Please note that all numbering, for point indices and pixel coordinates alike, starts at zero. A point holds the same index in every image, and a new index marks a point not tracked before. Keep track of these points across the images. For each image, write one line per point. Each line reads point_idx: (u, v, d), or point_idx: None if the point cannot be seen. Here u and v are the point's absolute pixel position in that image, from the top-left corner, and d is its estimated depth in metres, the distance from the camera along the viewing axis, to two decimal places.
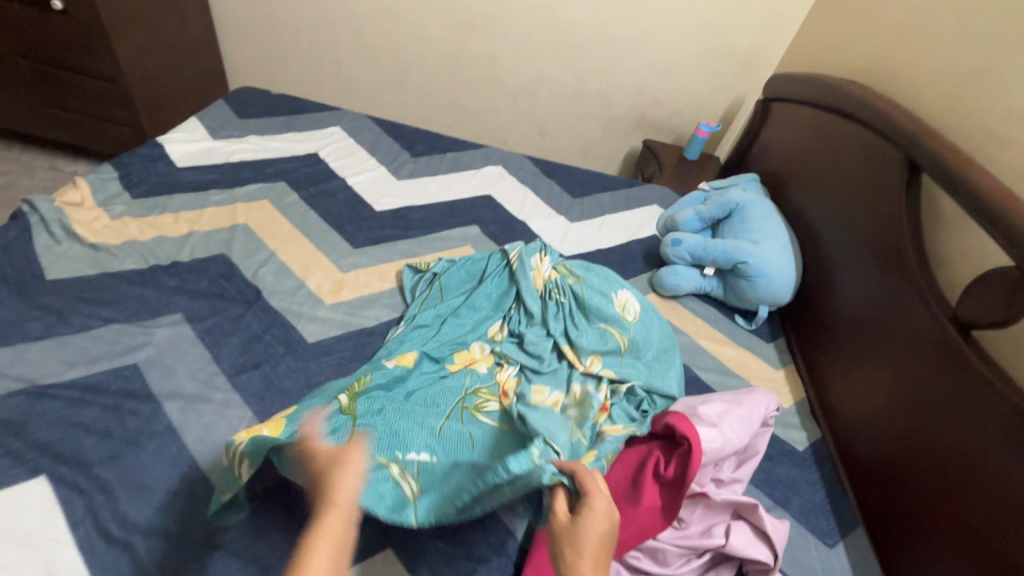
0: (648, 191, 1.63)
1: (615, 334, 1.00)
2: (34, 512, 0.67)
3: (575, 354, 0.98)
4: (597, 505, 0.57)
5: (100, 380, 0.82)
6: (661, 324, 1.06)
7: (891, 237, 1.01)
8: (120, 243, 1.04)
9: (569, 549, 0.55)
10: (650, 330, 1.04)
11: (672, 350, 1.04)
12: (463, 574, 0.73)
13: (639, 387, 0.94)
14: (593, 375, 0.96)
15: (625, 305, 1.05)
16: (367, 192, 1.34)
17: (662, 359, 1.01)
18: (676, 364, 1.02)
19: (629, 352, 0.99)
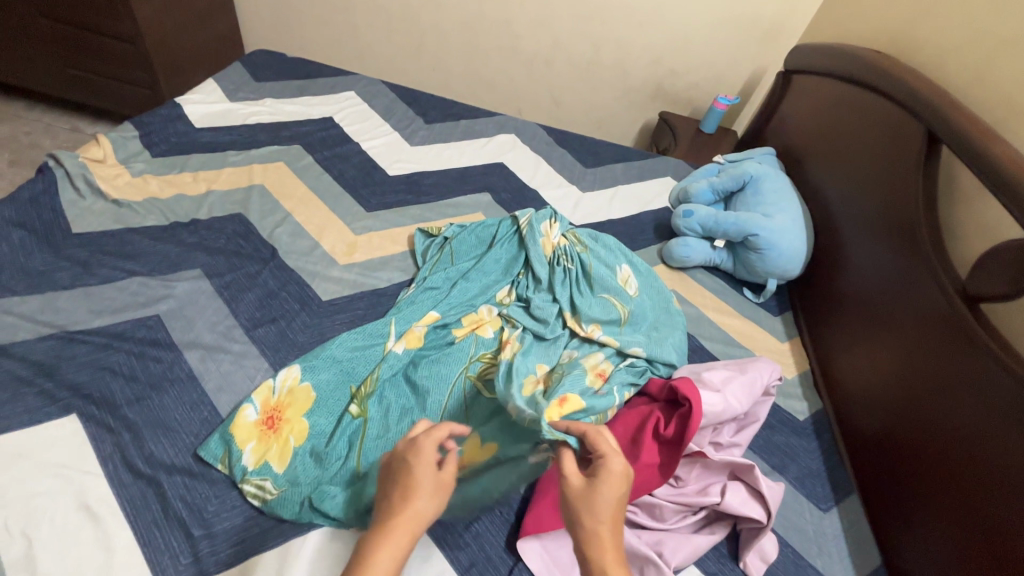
0: (662, 163, 1.61)
1: (616, 304, 1.01)
2: (66, 446, 0.72)
3: (576, 321, 0.99)
4: (613, 466, 0.60)
5: (125, 328, 0.86)
6: (667, 295, 1.09)
7: (905, 211, 1.00)
8: (142, 200, 1.07)
9: (584, 506, 0.57)
10: (650, 304, 1.06)
11: (678, 321, 1.05)
12: (467, 519, 0.77)
13: (638, 357, 0.95)
14: (594, 343, 0.97)
15: (630, 279, 1.08)
16: (381, 157, 1.35)
17: (666, 329, 1.03)
18: (681, 334, 1.03)
19: (629, 323, 1.01)
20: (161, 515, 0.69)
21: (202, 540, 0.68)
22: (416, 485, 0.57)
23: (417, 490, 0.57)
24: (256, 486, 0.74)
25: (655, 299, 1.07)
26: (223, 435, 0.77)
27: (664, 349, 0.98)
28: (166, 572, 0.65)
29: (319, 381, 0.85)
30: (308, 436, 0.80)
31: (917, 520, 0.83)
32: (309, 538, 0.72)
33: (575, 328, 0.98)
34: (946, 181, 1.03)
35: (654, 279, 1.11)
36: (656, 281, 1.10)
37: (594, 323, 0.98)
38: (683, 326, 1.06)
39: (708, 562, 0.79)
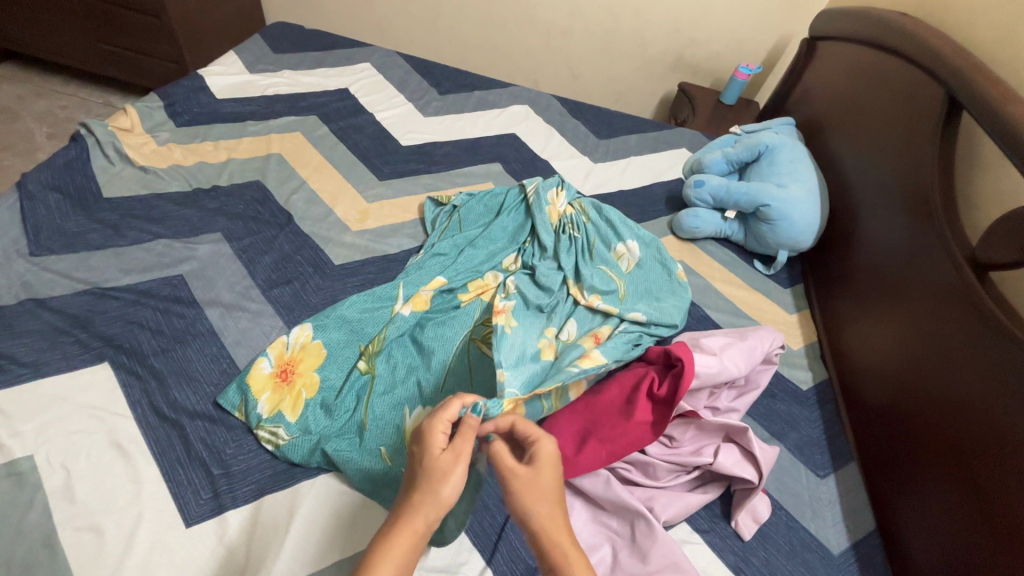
0: (678, 135, 1.59)
1: (614, 277, 1.04)
2: (99, 390, 0.78)
3: (579, 289, 1.00)
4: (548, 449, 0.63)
5: (151, 287, 0.92)
6: (671, 265, 1.08)
7: (922, 180, 0.98)
8: (166, 167, 1.12)
9: (528, 493, 0.60)
10: (651, 275, 1.07)
11: (681, 290, 1.04)
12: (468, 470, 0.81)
13: (636, 322, 0.96)
14: (594, 311, 0.98)
15: (633, 248, 1.08)
16: (395, 127, 1.38)
17: (667, 298, 1.03)
18: (683, 304, 1.03)
19: (628, 295, 1.02)
20: (184, 455, 0.75)
21: (220, 478, 0.74)
22: (427, 479, 0.58)
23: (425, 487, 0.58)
24: (270, 432, 0.79)
25: (657, 270, 1.07)
26: (240, 385, 0.82)
27: (662, 318, 0.98)
28: (188, 504, 0.71)
29: (329, 339, 0.89)
30: (320, 389, 0.85)
31: (916, 488, 0.83)
32: (319, 481, 0.77)
33: (577, 297, 0.99)
34: (967, 148, 1.00)
35: (660, 248, 1.10)
36: (661, 250, 1.09)
37: (595, 292, 1.00)
38: (687, 294, 1.05)
39: (700, 520, 0.81)
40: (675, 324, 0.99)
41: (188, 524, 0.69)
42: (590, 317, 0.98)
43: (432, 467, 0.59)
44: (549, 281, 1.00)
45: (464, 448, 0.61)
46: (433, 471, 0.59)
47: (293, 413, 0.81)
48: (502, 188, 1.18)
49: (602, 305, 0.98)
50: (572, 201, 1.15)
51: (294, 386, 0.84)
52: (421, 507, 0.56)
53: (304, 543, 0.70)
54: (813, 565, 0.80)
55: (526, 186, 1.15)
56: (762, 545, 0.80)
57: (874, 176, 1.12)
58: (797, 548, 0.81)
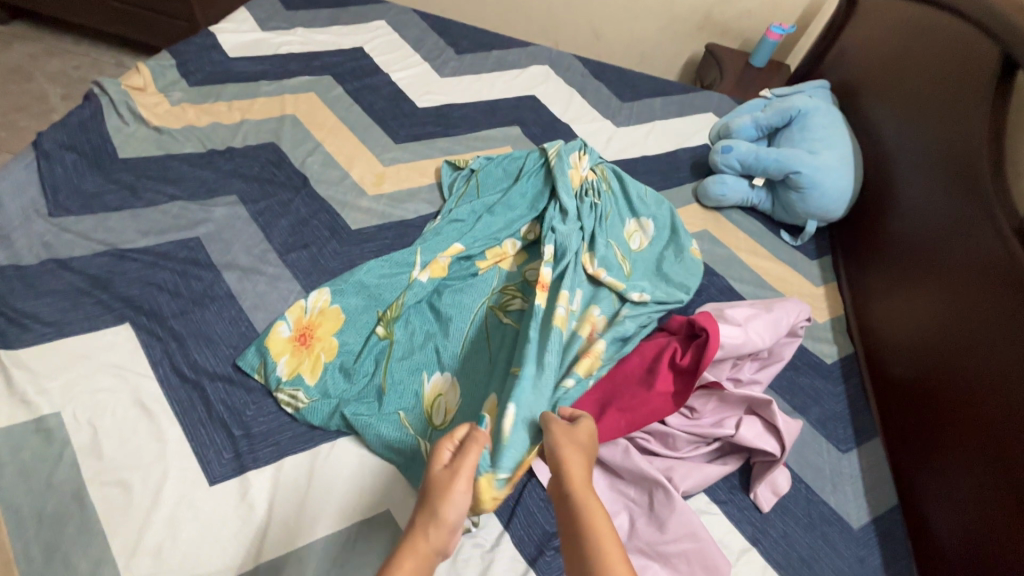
0: (704, 99, 1.53)
1: (619, 253, 1.01)
2: (122, 350, 0.79)
3: (590, 259, 0.96)
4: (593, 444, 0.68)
5: (169, 249, 0.91)
6: (686, 241, 1.06)
7: (971, 147, 0.92)
8: (180, 128, 1.10)
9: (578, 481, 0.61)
10: (663, 251, 1.05)
11: (694, 269, 1.02)
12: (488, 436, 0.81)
13: (643, 300, 0.93)
14: (600, 283, 0.94)
15: (649, 225, 1.07)
16: (411, 88, 1.34)
17: (677, 277, 1.00)
18: (693, 282, 1.00)
19: (633, 272, 1.00)
20: (206, 415, 0.76)
21: (241, 439, 0.75)
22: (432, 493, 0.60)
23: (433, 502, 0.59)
24: (289, 394, 0.79)
25: (669, 249, 1.05)
26: (259, 347, 0.82)
27: (668, 300, 0.96)
28: (211, 463, 0.72)
29: (348, 304, 0.88)
30: (338, 354, 0.85)
31: (942, 466, 0.81)
32: (339, 444, 0.78)
33: (586, 265, 0.95)
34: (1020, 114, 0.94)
35: (678, 224, 1.08)
36: (677, 227, 1.08)
37: (603, 265, 0.96)
38: (699, 273, 1.02)
39: (719, 491, 0.81)
40: (678, 303, 0.96)
41: (211, 483, 0.70)
42: (594, 289, 0.94)
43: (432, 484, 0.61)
44: (565, 251, 0.94)
45: (461, 465, 0.62)
46: (436, 485, 0.60)
47: (313, 376, 0.81)
48: (522, 151, 1.14)
49: (608, 278, 0.94)
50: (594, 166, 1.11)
51: (314, 349, 0.84)
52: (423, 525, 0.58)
53: (323, 503, 0.72)
54: (832, 539, 0.79)
55: (547, 148, 1.11)
56: (781, 518, 0.79)
57: (914, 143, 1.07)
58: (817, 521, 0.80)
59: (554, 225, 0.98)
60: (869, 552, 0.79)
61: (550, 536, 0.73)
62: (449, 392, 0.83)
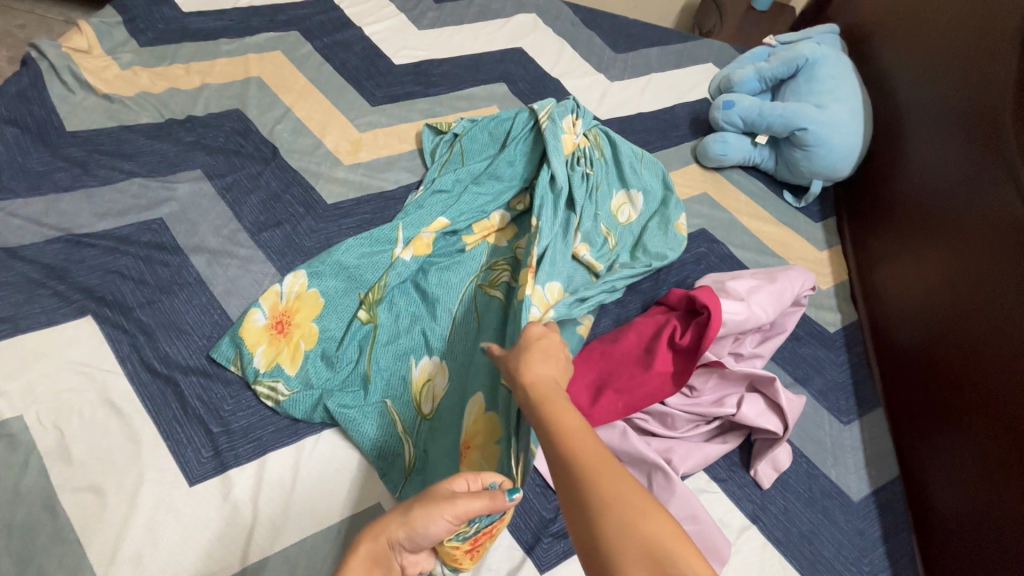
0: (703, 48, 1.42)
1: (604, 230, 0.95)
2: (86, 345, 0.73)
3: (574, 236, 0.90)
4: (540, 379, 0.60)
5: (130, 232, 0.85)
6: (673, 215, 1.00)
7: (993, 98, 0.86)
8: (134, 95, 1.00)
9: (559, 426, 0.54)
10: (648, 222, 1.00)
11: (676, 243, 0.96)
12: None
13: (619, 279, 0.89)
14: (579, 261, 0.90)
15: (639, 196, 1.01)
16: (386, 42, 1.23)
17: (655, 247, 0.96)
18: (672, 255, 0.96)
19: (617, 247, 0.96)
20: (181, 412, 0.71)
21: (221, 435, 0.71)
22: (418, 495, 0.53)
23: (419, 498, 0.53)
24: (269, 387, 0.75)
25: (654, 222, 0.99)
26: (233, 337, 0.77)
27: (639, 268, 0.92)
28: (190, 462, 0.68)
29: (327, 287, 0.83)
30: (320, 341, 0.80)
31: (947, 438, 0.78)
32: (324, 436, 0.74)
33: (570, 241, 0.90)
34: None
35: (672, 197, 1.02)
36: (667, 201, 1.02)
37: (586, 241, 0.92)
38: (680, 249, 0.97)
39: (718, 469, 0.79)
40: (648, 268, 0.92)
41: (191, 483, 0.67)
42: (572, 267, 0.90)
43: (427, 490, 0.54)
44: (546, 240, 0.85)
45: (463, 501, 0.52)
46: (431, 491, 0.53)
47: (294, 367, 0.77)
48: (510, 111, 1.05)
49: (587, 256, 0.90)
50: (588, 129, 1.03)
51: (292, 337, 0.79)
52: (390, 517, 0.52)
53: (310, 499, 0.69)
54: (833, 513, 0.78)
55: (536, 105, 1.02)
56: (781, 494, 0.78)
57: (929, 94, 1.00)
58: (818, 495, 0.79)
59: (546, 202, 0.89)
60: (869, 524, 0.78)
61: (547, 523, 0.71)
62: (436, 381, 0.79)
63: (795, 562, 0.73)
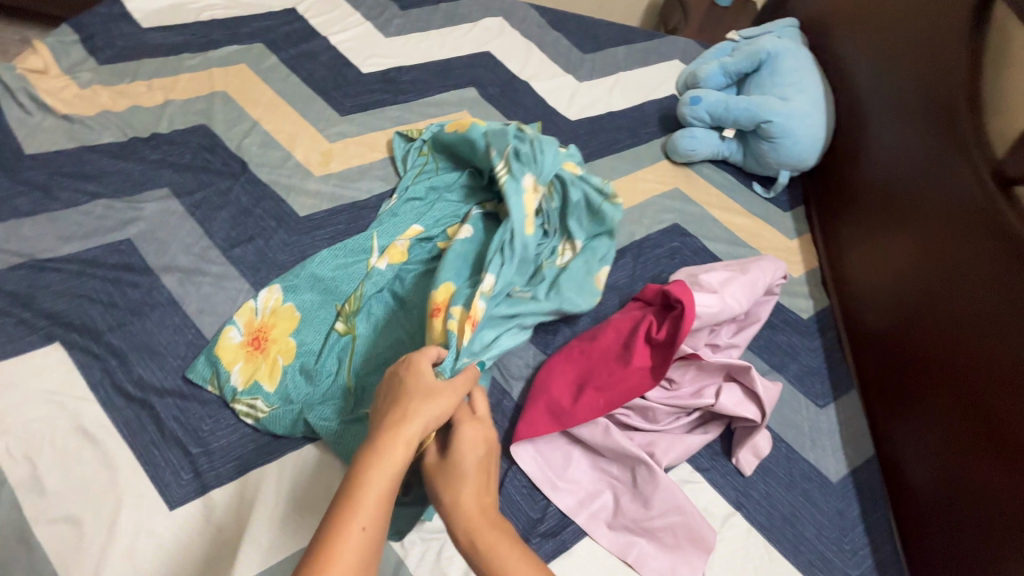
0: (669, 45, 1.45)
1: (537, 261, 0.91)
2: (54, 373, 0.71)
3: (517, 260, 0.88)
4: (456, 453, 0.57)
5: (96, 254, 0.83)
6: (598, 265, 0.92)
7: (947, 86, 0.89)
8: (94, 114, 0.98)
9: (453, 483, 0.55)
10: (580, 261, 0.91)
11: (588, 293, 0.88)
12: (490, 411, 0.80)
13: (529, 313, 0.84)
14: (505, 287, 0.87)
15: (579, 239, 0.94)
16: (353, 51, 1.22)
17: (568, 289, 0.88)
18: (584, 303, 0.87)
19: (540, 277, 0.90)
20: (158, 435, 0.70)
21: (200, 456, 0.70)
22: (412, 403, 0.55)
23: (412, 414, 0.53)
24: (247, 404, 0.74)
25: (579, 263, 0.91)
26: (209, 356, 0.76)
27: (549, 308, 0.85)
28: (169, 487, 0.67)
29: (302, 301, 0.82)
30: (299, 356, 0.79)
31: (917, 416, 0.80)
32: (305, 451, 0.73)
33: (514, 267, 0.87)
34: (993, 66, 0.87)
35: (607, 243, 0.94)
36: (600, 246, 0.94)
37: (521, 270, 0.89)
38: (592, 302, 0.88)
39: (701, 459, 0.80)
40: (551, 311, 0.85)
41: (171, 507, 0.66)
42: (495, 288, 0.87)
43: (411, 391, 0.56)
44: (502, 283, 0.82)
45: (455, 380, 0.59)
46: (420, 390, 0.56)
47: (274, 384, 0.76)
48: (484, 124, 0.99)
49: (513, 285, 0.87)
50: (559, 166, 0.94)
51: (269, 352, 0.78)
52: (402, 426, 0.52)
53: (292, 516, 0.68)
54: (813, 495, 0.80)
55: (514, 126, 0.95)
56: (763, 480, 0.80)
57: (887, 82, 1.03)
58: (798, 479, 0.81)
59: (503, 245, 0.84)
60: (848, 504, 0.80)
61: (534, 523, 0.71)
62: None
63: (778, 545, 0.74)
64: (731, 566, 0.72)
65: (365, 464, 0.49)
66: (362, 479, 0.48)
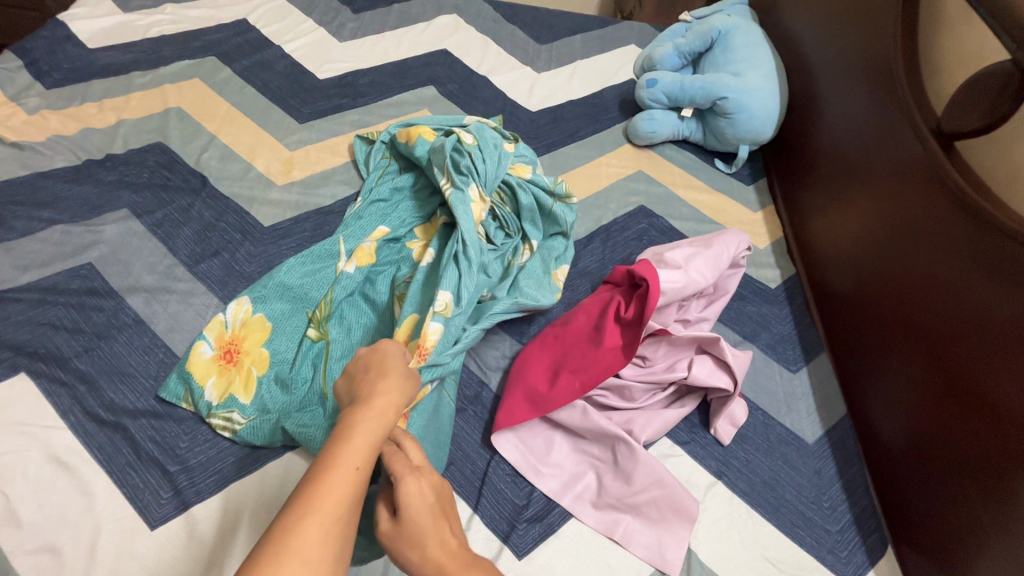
0: (624, 30, 1.46)
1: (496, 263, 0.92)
2: (22, 403, 0.70)
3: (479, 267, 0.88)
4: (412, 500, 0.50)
5: (57, 281, 0.82)
6: (554, 264, 0.94)
7: (886, 48, 0.92)
8: (45, 140, 0.97)
9: (411, 540, 0.50)
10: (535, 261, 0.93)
11: (548, 289, 0.89)
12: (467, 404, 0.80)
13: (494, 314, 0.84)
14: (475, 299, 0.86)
15: (533, 242, 0.95)
16: (308, 58, 1.22)
17: (529, 288, 0.89)
18: (547, 298, 0.88)
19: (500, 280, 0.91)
20: (134, 457, 0.69)
21: (179, 474, 0.69)
22: (355, 424, 0.49)
23: (356, 432, 0.48)
24: (223, 418, 0.73)
25: (536, 262, 0.93)
26: (181, 373, 0.75)
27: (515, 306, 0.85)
28: (149, 507, 0.66)
29: (272, 310, 0.82)
30: (273, 365, 0.79)
31: (881, 371, 0.83)
32: (287, 459, 0.73)
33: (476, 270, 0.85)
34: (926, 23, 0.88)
35: (563, 242, 0.97)
36: (555, 247, 0.96)
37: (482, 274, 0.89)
38: (553, 296, 0.89)
39: (680, 433, 0.82)
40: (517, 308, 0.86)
41: (153, 527, 0.65)
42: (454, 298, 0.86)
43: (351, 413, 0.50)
44: (463, 295, 0.81)
45: (395, 399, 0.52)
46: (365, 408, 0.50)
47: (251, 396, 0.76)
48: (428, 136, 0.98)
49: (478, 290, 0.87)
50: (504, 172, 0.95)
51: (240, 363, 0.78)
52: (344, 450, 0.46)
53: None
54: (791, 458, 0.82)
55: (456, 133, 0.94)
56: (742, 447, 0.81)
57: (833, 50, 1.06)
58: (776, 443, 0.83)
59: (458, 255, 0.83)
60: (825, 463, 0.82)
61: (521, 510, 0.72)
62: None
63: (760, 509, 0.76)
64: (716, 533, 0.73)
65: (359, 412, 0.50)
66: (354, 431, 0.48)
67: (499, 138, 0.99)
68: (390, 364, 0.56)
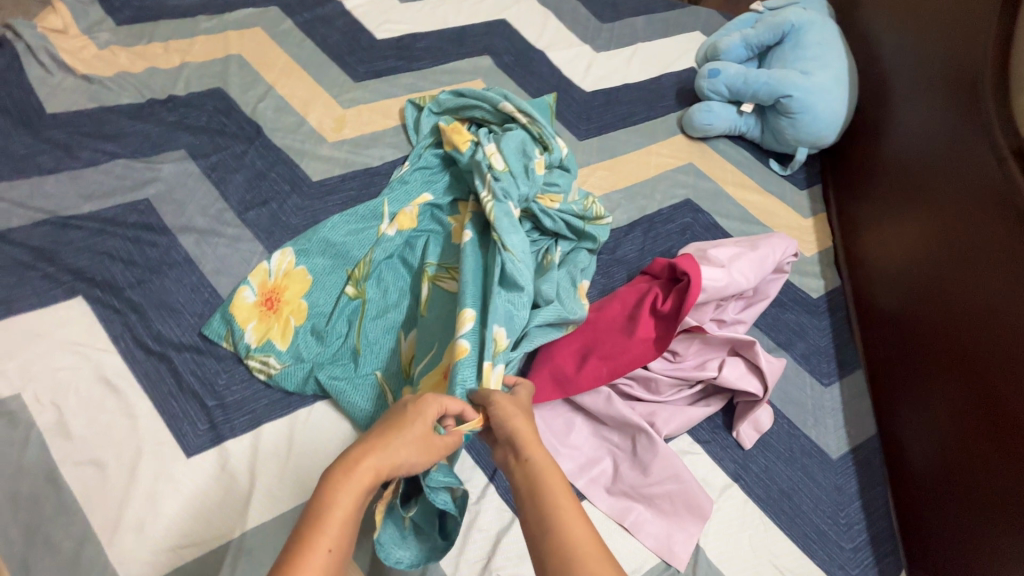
0: (691, 16, 1.41)
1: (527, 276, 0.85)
2: (78, 325, 0.74)
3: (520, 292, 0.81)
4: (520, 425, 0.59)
5: (116, 213, 0.85)
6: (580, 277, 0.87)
7: (975, 60, 0.86)
8: (113, 75, 0.99)
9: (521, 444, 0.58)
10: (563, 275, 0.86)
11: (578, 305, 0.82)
12: None
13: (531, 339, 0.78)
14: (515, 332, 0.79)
15: (558, 252, 0.89)
16: (368, 16, 1.21)
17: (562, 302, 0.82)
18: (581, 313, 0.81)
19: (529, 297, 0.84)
20: (176, 387, 0.73)
21: (215, 409, 0.73)
22: (355, 467, 0.50)
23: (355, 476, 0.50)
24: (260, 360, 0.76)
25: (562, 274, 0.86)
26: (224, 314, 0.78)
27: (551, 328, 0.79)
28: (186, 436, 0.70)
29: (314, 265, 0.84)
30: (311, 316, 0.81)
31: (919, 396, 0.80)
32: (316, 408, 0.76)
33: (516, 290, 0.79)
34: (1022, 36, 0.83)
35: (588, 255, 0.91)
36: (580, 258, 0.90)
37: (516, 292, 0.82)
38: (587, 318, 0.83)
39: (701, 432, 0.82)
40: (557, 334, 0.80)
41: (188, 455, 0.68)
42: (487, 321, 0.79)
43: (353, 457, 0.51)
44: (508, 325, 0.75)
45: (397, 452, 0.53)
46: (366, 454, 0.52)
47: (288, 343, 0.79)
48: (461, 145, 0.95)
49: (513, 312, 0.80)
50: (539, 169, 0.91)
51: (279, 309, 0.80)
52: (337, 495, 0.48)
53: (300, 470, 0.70)
54: (812, 470, 0.80)
55: (486, 155, 0.90)
56: (762, 453, 0.81)
57: (914, 57, 1.00)
58: (798, 454, 0.82)
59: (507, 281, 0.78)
60: (846, 480, 0.81)
61: None
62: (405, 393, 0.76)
63: (774, 516, 0.75)
64: (726, 533, 0.73)
65: (364, 453, 0.52)
66: (352, 474, 0.50)
67: (529, 148, 0.94)
68: (425, 408, 0.57)
